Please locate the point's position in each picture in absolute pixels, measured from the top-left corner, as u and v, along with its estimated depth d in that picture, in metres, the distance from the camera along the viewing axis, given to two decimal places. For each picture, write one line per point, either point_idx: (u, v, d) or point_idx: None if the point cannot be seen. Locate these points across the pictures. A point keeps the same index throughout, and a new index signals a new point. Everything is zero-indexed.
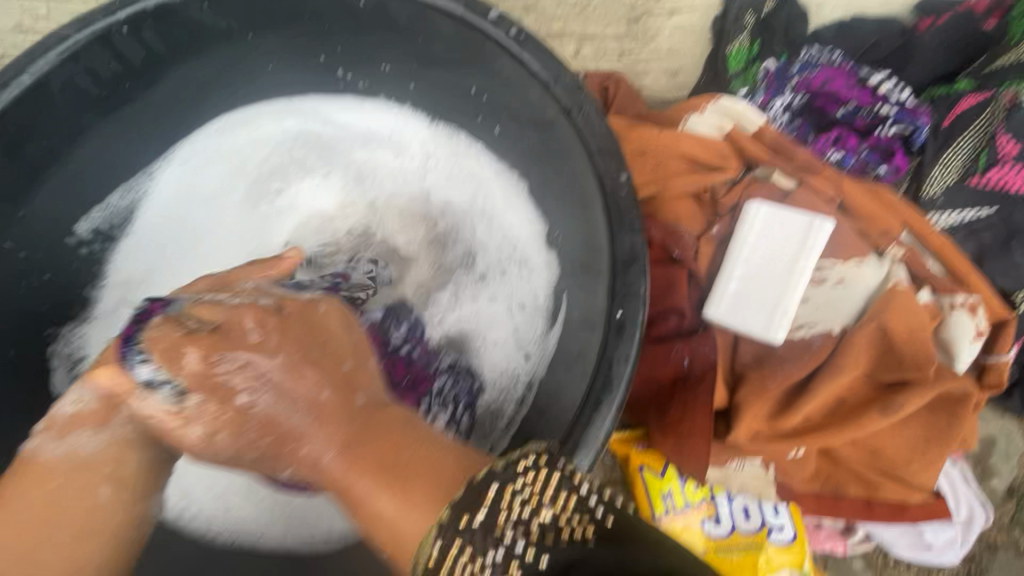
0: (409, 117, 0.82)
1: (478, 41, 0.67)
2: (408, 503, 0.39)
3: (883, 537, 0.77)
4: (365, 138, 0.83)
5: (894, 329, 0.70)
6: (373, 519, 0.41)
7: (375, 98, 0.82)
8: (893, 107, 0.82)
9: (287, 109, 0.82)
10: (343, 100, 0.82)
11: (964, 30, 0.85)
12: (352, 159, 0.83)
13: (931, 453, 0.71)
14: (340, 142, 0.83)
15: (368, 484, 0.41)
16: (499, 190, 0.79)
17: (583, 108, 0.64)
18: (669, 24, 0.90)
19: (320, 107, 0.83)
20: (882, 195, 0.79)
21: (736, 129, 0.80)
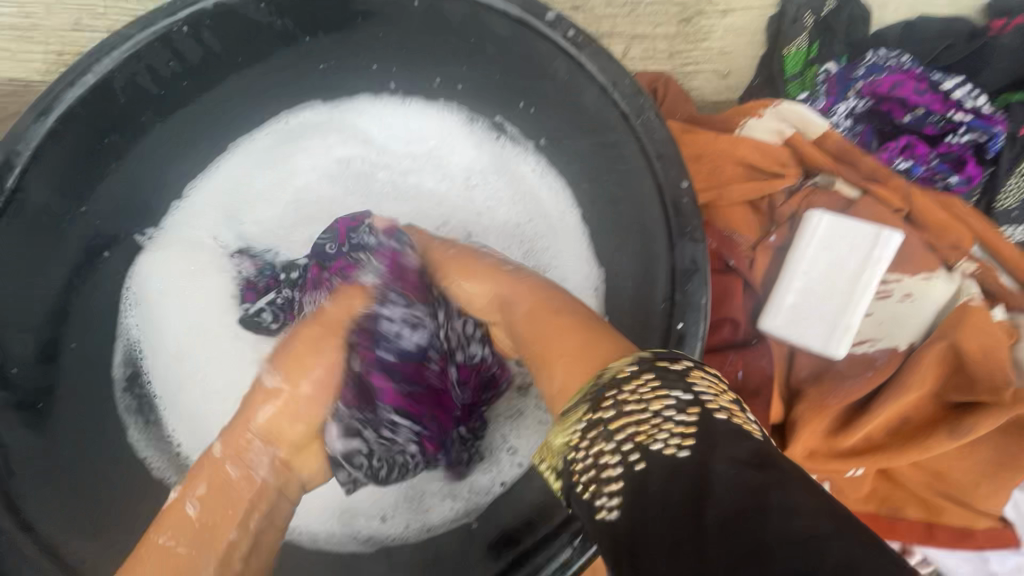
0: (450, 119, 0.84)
1: (534, 43, 0.65)
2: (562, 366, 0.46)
3: (942, 562, 0.74)
4: (413, 140, 0.85)
5: (968, 349, 0.66)
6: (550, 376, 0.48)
7: (419, 101, 0.83)
8: (968, 113, 0.78)
9: (337, 115, 0.84)
10: (393, 102, 0.83)
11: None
12: (397, 164, 0.85)
13: (1000, 478, 0.68)
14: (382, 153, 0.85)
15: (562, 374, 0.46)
16: (541, 212, 0.80)
17: (643, 113, 0.61)
18: (723, 24, 0.88)
19: (363, 112, 0.84)
20: (953, 206, 0.75)
21: (797, 135, 0.77)
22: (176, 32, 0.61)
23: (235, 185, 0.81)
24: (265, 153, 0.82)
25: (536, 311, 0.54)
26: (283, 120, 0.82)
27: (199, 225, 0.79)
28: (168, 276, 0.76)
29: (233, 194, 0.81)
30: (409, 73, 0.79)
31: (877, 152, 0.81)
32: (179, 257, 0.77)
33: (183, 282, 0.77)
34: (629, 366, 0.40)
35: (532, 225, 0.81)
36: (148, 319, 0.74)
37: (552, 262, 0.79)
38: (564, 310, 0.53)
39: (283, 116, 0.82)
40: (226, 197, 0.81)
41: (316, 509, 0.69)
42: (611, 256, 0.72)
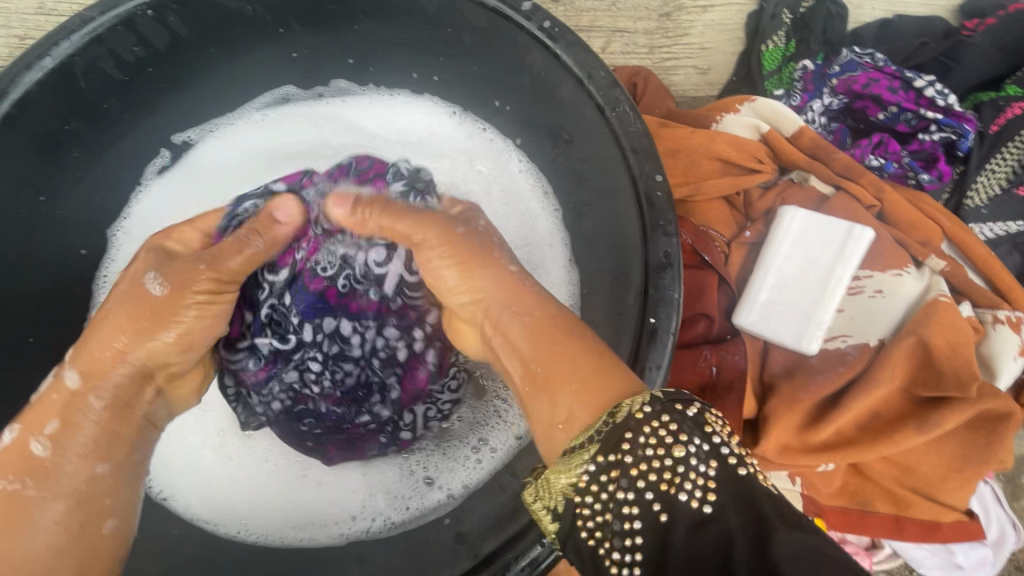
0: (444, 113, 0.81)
1: (510, 33, 0.64)
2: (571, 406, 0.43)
3: (910, 555, 0.74)
4: (403, 133, 0.83)
5: (935, 343, 0.67)
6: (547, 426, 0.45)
7: (405, 92, 0.81)
8: (940, 112, 0.78)
9: (331, 102, 0.81)
10: (381, 96, 0.82)
11: (1017, 34, 0.81)
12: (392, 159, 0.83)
13: (967, 472, 0.69)
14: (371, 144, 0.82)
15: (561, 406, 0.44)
16: (518, 206, 0.79)
17: (618, 106, 0.61)
18: (702, 20, 0.87)
19: (350, 100, 0.82)
20: (923, 203, 0.76)
21: (773, 131, 0.78)
22: (139, 14, 0.59)
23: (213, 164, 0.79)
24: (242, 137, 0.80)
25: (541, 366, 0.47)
26: (261, 102, 0.79)
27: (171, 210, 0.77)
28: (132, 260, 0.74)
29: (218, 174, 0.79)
30: (387, 70, 0.78)
31: (848, 148, 0.82)
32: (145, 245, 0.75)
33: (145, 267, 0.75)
34: (642, 406, 0.40)
35: (513, 219, 0.78)
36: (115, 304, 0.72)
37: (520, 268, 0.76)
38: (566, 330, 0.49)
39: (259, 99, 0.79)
40: (201, 180, 0.78)
41: (222, 501, 0.65)
42: (586, 248, 0.71)
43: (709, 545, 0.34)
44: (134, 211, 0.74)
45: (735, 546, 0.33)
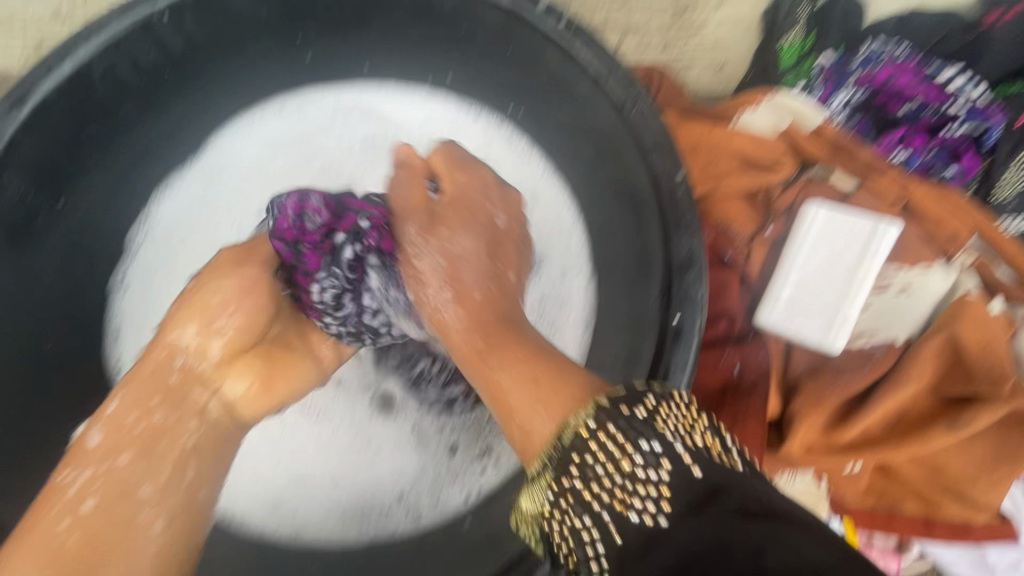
0: (454, 110, 0.80)
1: (527, 32, 0.63)
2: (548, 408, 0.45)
3: (940, 558, 0.73)
4: (418, 128, 0.81)
5: (965, 341, 0.65)
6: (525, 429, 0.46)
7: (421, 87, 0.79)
8: (963, 104, 0.77)
9: (351, 99, 0.80)
10: (399, 92, 0.80)
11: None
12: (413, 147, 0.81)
13: (999, 473, 0.67)
14: (389, 136, 0.81)
15: (537, 412, 0.45)
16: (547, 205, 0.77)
17: (637, 103, 0.60)
18: (718, 16, 0.87)
19: (370, 97, 0.80)
20: (950, 195, 0.74)
21: (793, 127, 0.76)
22: (157, 18, 0.59)
23: (233, 161, 0.78)
24: (261, 136, 0.78)
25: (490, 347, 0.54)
26: (280, 102, 0.78)
27: (190, 208, 0.76)
28: (156, 262, 0.73)
29: (234, 169, 0.78)
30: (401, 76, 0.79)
31: (872, 140, 0.80)
32: (163, 248, 0.74)
33: (168, 268, 0.74)
34: (587, 422, 0.42)
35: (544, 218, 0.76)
36: (135, 308, 0.72)
37: (551, 272, 0.75)
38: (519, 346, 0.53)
39: (281, 100, 0.79)
40: (220, 180, 0.77)
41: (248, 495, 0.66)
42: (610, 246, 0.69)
43: (738, 505, 0.37)
44: (154, 213, 0.74)
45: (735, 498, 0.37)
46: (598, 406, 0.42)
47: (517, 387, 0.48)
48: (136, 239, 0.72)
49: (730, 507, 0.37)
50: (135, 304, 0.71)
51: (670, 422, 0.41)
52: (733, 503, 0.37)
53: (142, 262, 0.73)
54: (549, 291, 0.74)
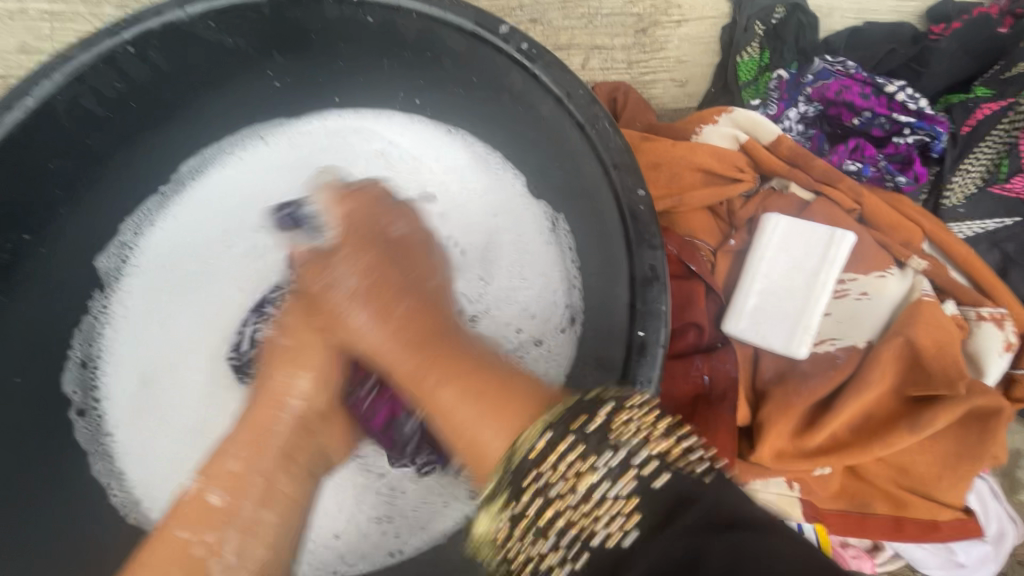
0: (426, 133, 0.82)
1: (489, 57, 0.65)
2: (496, 421, 0.48)
3: (912, 556, 0.74)
4: (389, 149, 0.83)
5: (920, 343, 0.68)
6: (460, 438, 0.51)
7: (391, 110, 0.81)
8: (910, 115, 0.80)
9: (332, 123, 0.82)
10: (386, 118, 0.82)
11: (981, 35, 0.83)
12: (386, 168, 0.82)
13: (961, 469, 0.70)
14: (366, 156, 0.82)
15: (465, 407, 0.50)
16: (510, 229, 0.78)
17: (598, 123, 0.61)
18: (678, 34, 0.89)
19: (343, 121, 0.82)
20: (900, 203, 0.78)
21: (751, 140, 0.79)
22: (120, 49, 0.60)
23: (219, 189, 0.80)
24: (243, 165, 0.80)
25: (424, 365, 0.55)
26: (262, 132, 0.80)
27: (176, 239, 0.77)
28: (137, 292, 0.74)
29: (224, 199, 0.80)
30: (375, 103, 0.81)
31: (826, 153, 0.84)
32: (152, 278, 0.76)
33: (159, 302, 0.76)
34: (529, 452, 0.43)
35: (510, 243, 0.78)
36: (122, 339, 0.73)
37: (500, 286, 0.77)
38: (488, 370, 0.53)
39: (263, 129, 0.80)
40: (209, 209, 0.79)
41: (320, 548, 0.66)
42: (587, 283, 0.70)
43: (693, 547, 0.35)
44: (140, 242, 0.75)
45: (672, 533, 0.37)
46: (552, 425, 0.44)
47: (442, 389, 0.53)
48: (112, 266, 0.73)
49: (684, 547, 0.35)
50: (122, 335, 0.73)
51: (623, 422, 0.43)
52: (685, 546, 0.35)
53: (129, 291, 0.74)
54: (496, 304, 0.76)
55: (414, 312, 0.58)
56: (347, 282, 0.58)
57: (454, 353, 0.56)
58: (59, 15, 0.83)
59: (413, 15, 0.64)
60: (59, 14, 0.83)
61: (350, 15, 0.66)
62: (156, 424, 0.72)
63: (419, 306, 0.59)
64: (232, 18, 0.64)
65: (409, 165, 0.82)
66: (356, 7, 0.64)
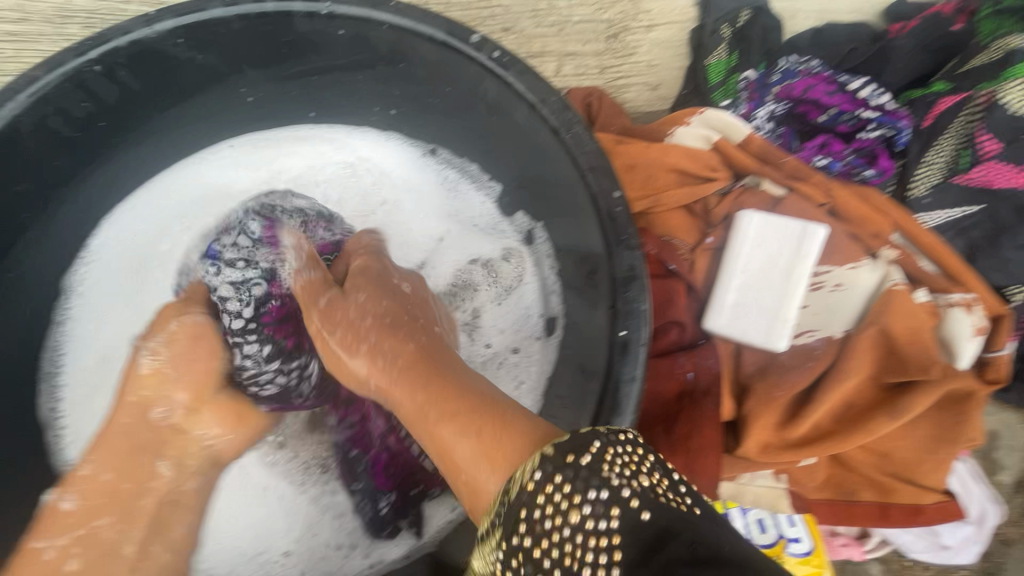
0: (401, 147, 0.83)
1: (463, 65, 0.65)
2: (497, 464, 0.44)
3: (900, 541, 0.76)
4: (353, 164, 0.84)
5: (895, 331, 0.70)
6: (455, 468, 0.47)
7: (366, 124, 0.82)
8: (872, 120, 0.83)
9: (306, 134, 0.82)
10: (363, 130, 0.82)
11: (933, 36, 0.87)
12: (367, 183, 0.84)
13: (941, 453, 0.71)
14: (344, 169, 0.84)
15: (462, 443, 0.46)
16: (479, 246, 0.81)
17: (572, 127, 0.62)
18: (648, 39, 0.91)
19: (319, 133, 0.82)
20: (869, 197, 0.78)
21: (723, 139, 0.80)
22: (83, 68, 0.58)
23: (183, 197, 0.78)
24: (209, 176, 0.79)
25: (425, 405, 0.51)
26: (231, 141, 0.79)
27: (138, 252, 0.76)
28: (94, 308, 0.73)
29: (188, 210, 0.79)
30: (351, 116, 0.81)
31: (794, 148, 0.86)
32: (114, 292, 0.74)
33: (120, 277, 0.75)
34: (534, 474, 0.40)
35: (481, 262, 0.81)
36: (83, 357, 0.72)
37: (486, 301, 0.79)
38: (470, 395, 0.50)
39: (232, 139, 0.79)
40: (172, 219, 0.78)
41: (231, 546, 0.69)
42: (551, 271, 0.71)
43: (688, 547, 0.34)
44: (91, 252, 0.73)
45: (678, 536, 0.35)
46: (546, 456, 0.41)
47: (444, 429, 0.48)
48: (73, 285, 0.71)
49: (674, 554, 0.34)
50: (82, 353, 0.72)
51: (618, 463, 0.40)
52: (679, 550, 0.34)
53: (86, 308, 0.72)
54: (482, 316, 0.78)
55: (435, 360, 0.56)
56: (363, 301, 0.62)
57: (459, 389, 0.51)
58: (23, 36, 0.82)
59: (386, 27, 0.64)
60: (23, 35, 0.82)
61: (322, 28, 0.65)
62: (104, 397, 0.72)
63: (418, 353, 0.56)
64: (204, 35, 0.63)
65: (377, 179, 0.84)
66: (328, 20, 0.64)
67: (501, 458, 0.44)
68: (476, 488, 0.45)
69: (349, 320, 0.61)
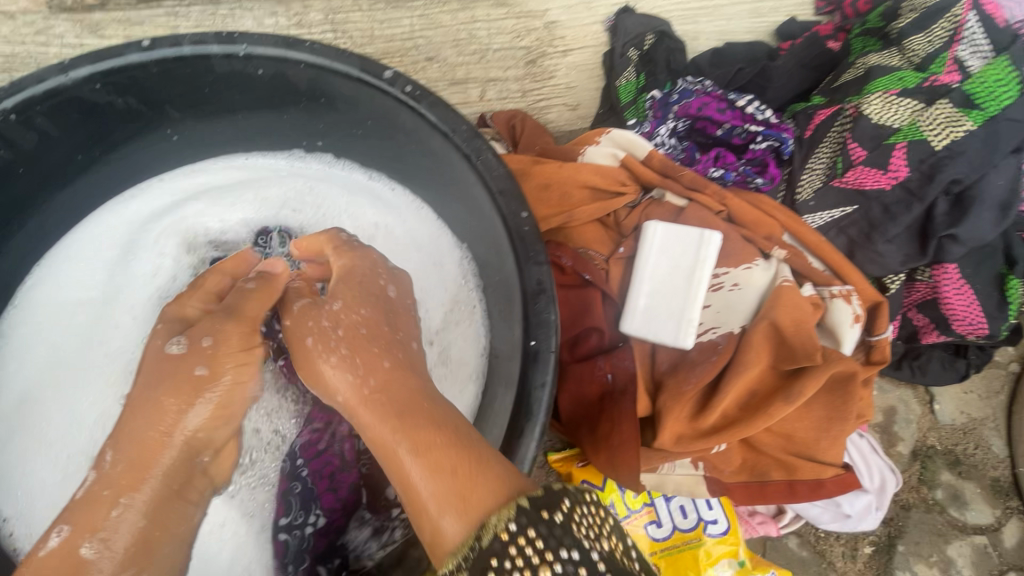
0: (344, 172, 0.84)
1: (378, 98, 0.69)
2: (460, 509, 0.48)
3: (809, 514, 0.83)
4: (319, 196, 0.84)
5: (783, 323, 0.77)
6: (418, 509, 0.50)
7: (302, 152, 0.84)
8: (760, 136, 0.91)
9: (244, 164, 0.83)
10: (298, 157, 0.84)
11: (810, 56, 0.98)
12: (320, 213, 0.84)
13: (835, 430, 0.78)
14: (287, 202, 0.84)
15: (438, 482, 0.49)
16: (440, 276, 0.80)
17: (481, 153, 0.67)
18: (564, 62, 1.00)
19: (259, 160, 0.84)
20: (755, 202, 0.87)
21: (629, 156, 0.87)
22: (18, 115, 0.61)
23: (112, 232, 0.78)
24: (139, 212, 0.80)
25: (399, 430, 0.54)
26: (165, 176, 0.81)
27: (65, 291, 0.76)
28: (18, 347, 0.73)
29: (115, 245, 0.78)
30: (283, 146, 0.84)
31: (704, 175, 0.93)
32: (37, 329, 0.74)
33: (48, 313, 0.75)
34: (509, 525, 0.45)
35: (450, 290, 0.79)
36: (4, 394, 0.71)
37: (453, 321, 0.78)
38: (456, 436, 0.52)
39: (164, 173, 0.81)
40: (100, 255, 0.78)
41: None
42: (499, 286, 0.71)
43: None
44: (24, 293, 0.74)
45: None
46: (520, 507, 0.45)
47: (425, 457, 0.51)
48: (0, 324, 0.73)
49: None
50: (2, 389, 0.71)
51: (584, 525, 0.46)
52: None
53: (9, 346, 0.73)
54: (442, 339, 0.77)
55: (408, 381, 0.59)
56: (362, 313, 0.63)
57: (424, 417, 0.55)
58: None
59: (301, 65, 0.68)
60: None
61: (240, 68, 0.69)
62: (27, 440, 0.70)
63: (402, 364, 0.60)
64: (121, 79, 0.66)
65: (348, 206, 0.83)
66: (245, 61, 0.68)
67: (467, 492, 0.48)
68: (436, 529, 0.48)
69: (321, 328, 0.63)
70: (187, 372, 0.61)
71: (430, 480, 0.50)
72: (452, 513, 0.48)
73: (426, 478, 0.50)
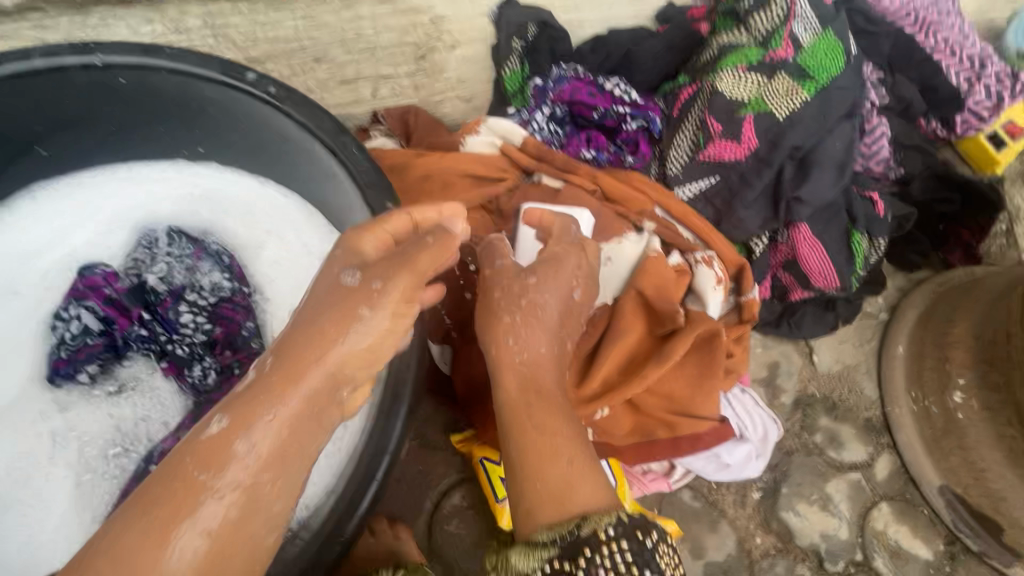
0: (262, 191, 1.02)
1: (247, 100, 0.83)
2: (559, 504, 0.65)
3: (696, 468, 0.91)
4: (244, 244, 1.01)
5: (645, 291, 0.88)
6: (527, 508, 0.66)
7: (215, 166, 1.02)
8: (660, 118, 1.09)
9: (171, 171, 1.02)
10: (219, 175, 1.02)
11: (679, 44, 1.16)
12: (239, 233, 1.01)
13: (705, 385, 0.86)
14: (208, 216, 1.01)
15: (546, 456, 0.69)
16: None
17: (346, 148, 0.81)
18: (453, 55, 1.15)
19: (182, 174, 1.02)
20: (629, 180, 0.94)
21: (505, 144, 0.95)
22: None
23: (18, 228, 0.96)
24: (45, 212, 0.97)
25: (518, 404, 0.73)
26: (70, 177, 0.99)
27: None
28: None
29: (30, 228, 0.97)
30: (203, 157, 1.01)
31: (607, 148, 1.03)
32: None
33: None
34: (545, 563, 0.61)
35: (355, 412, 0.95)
36: None
37: (353, 425, 0.88)
38: (569, 425, 0.73)
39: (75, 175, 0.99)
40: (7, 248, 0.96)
41: None
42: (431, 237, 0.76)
43: None
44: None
45: None
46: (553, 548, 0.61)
47: (540, 455, 0.69)
48: None
49: None
50: None
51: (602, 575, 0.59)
52: None
53: None
54: (347, 429, 0.89)
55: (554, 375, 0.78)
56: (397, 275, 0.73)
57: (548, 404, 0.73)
58: None
59: (166, 72, 0.81)
60: None
61: (103, 78, 0.82)
62: None
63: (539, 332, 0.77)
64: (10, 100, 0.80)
65: (267, 249, 1.00)
66: (108, 72, 0.81)
67: (589, 476, 0.67)
68: (528, 510, 0.66)
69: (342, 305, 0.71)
70: (350, 306, 0.71)
71: (546, 470, 0.68)
72: (558, 471, 0.67)
73: (563, 453, 0.69)
